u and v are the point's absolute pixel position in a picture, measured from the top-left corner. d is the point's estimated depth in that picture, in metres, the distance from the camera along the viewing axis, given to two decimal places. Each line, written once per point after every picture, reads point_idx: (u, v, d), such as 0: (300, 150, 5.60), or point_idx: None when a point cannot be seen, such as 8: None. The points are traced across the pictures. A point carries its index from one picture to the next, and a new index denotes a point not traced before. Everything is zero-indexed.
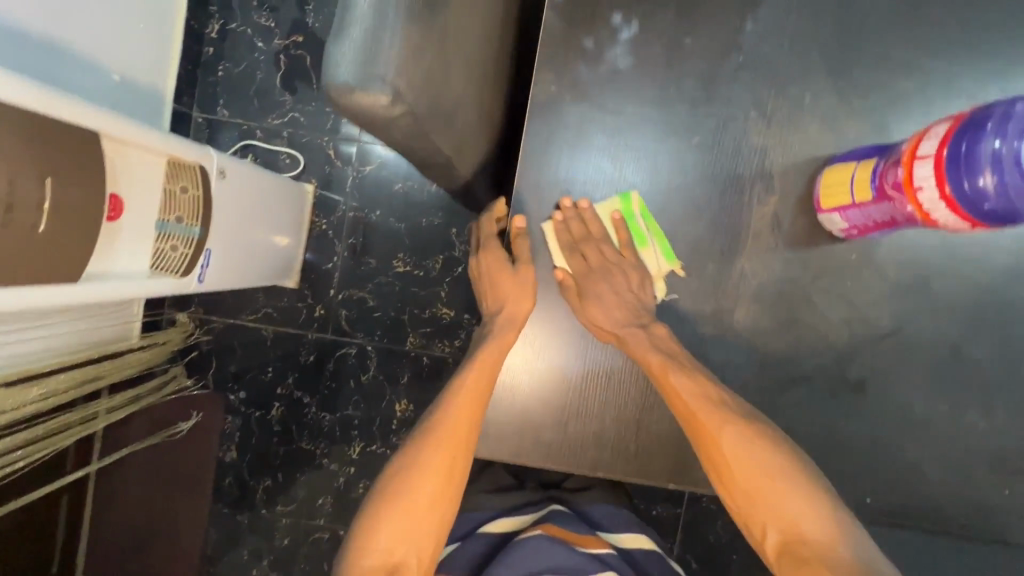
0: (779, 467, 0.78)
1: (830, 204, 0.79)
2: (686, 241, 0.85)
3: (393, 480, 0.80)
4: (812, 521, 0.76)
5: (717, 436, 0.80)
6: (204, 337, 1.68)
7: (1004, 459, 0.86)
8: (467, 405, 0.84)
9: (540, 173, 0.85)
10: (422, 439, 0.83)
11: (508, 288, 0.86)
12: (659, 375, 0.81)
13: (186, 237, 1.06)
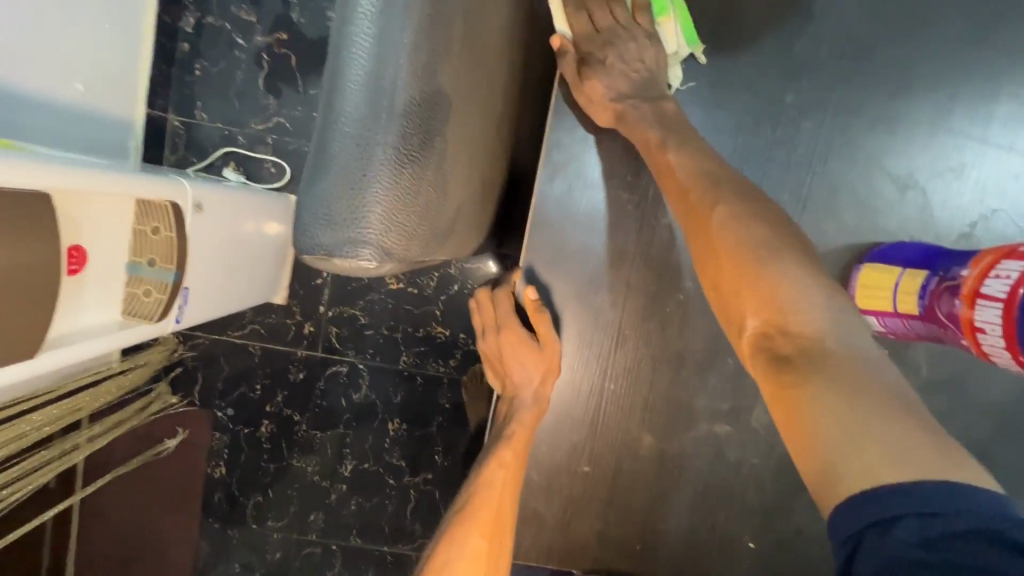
0: (795, 280, 0.61)
1: (869, 306, 0.75)
2: (707, 325, 0.80)
3: (432, 575, 0.73)
4: (805, 306, 0.60)
5: (709, 214, 0.68)
6: (187, 353, 1.60)
7: None
8: (502, 486, 0.78)
9: (554, 239, 0.80)
10: (459, 525, 0.77)
11: (531, 363, 0.81)
12: (700, 219, 0.69)
13: (160, 281, 0.97)
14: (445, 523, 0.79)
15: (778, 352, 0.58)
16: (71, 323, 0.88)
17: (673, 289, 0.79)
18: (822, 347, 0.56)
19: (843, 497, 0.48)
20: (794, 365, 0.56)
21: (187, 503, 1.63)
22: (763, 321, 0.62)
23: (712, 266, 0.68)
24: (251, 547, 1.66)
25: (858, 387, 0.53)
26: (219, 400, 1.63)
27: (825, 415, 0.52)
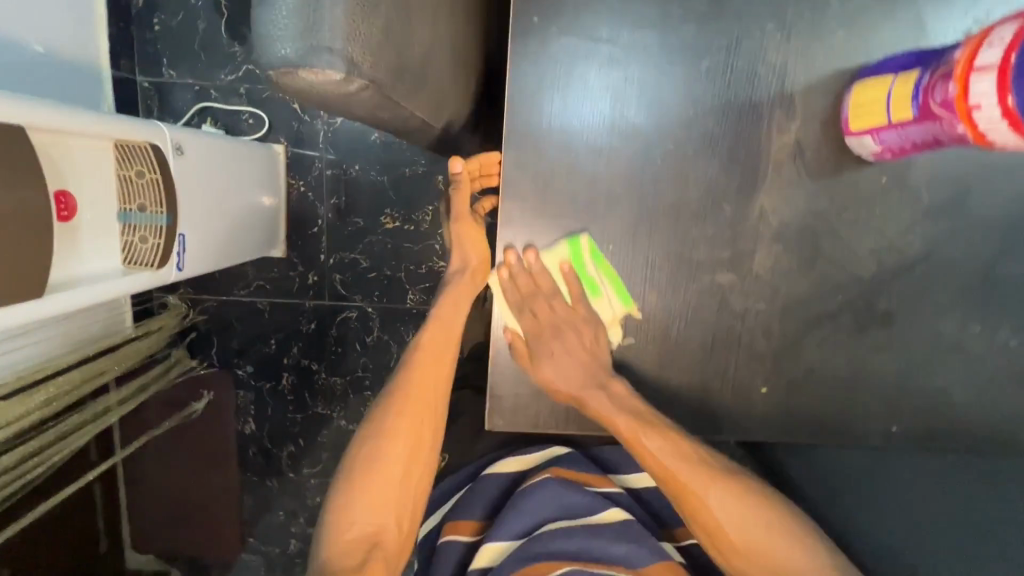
0: (797, 542, 0.70)
1: (861, 126, 0.63)
2: (697, 187, 0.68)
3: (360, 452, 0.82)
4: (809, 562, 0.69)
5: (701, 498, 0.71)
6: (199, 317, 1.63)
7: None
8: (430, 374, 0.85)
9: (530, 121, 0.66)
10: (387, 408, 0.84)
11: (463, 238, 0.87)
12: (629, 436, 0.70)
13: (153, 226, 0.97)
14: (374, 407, 0.86)
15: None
16: (75, 270, 0.90)
17: None
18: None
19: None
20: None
21: (224, 461, 1.69)
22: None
23: (716, 545, 0.72)
24: (293, 494, 1.73)
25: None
26: (237, 359, 1.66)
27: (724, 513, 0.71)
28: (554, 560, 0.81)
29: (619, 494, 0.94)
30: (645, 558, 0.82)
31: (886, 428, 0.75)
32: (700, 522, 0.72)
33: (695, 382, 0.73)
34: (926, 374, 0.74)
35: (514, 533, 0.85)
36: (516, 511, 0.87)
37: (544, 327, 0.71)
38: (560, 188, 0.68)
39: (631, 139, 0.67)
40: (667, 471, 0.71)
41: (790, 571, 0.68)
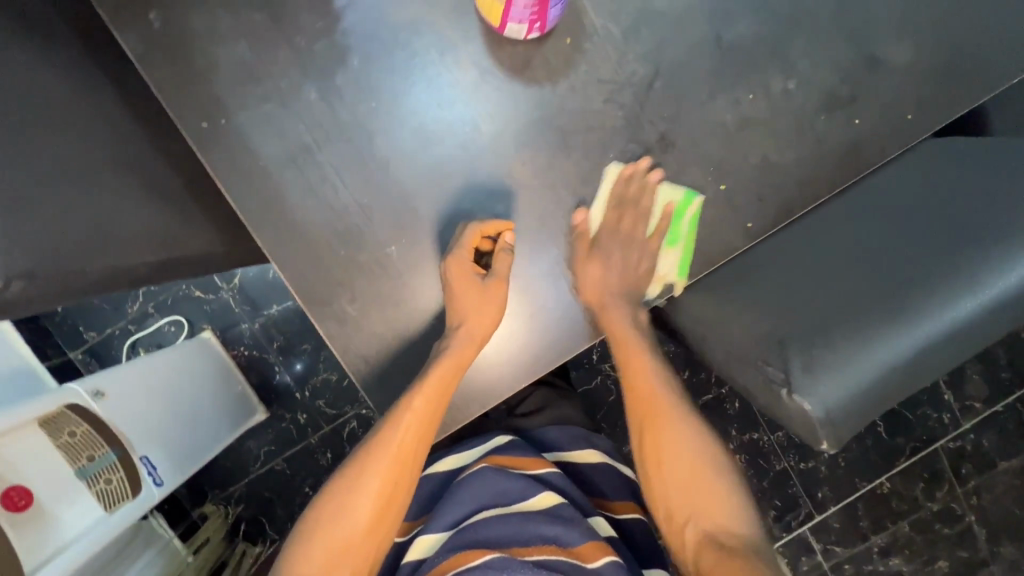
0: (714, 482, 0.77)
1: (497, 18, 0.66)
2: (425, 148, 0.71)
3: (324, 506, 0.73)
4: (732, 514, 0.75)
5: (671, 436, 0.80)
6: (238, 508, 1.72)
7: (877, 64, 0.73)
8: (414, 430, 0.72)
9: (267, 210, 0.69)
10: (362, 458, 0.75)
11: (466, 300, 0.71)
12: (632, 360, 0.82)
13: (110, 465, 1.08)
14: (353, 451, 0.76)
15: (724, 551, 0.71)
16: (57, 541, 0.98)
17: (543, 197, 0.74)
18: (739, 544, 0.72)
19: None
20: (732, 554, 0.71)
21: None
22: (708, 528, 0.75)
23: (659, 471, 0.79)
24: None
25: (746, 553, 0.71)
26: (290, 522, 1.73)
27: (682, 454, 0.79)
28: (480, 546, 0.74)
29: (557, 477, 0.88)
30: (579, 539, 0.77)
31: (744, 226, 0.74)
32: (653, 448, 0.80)
33: (549, 303, 0.74)
34: (738, 160, 0.73)
35: (447, 524, 0.80)
36: (450, 499, 0.82)
37: (619, 227, 0.76)
38: (318, 233, 0.70)
39: (345, 154, 0.70)
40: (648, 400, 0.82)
41: (711, 506, 0.76)
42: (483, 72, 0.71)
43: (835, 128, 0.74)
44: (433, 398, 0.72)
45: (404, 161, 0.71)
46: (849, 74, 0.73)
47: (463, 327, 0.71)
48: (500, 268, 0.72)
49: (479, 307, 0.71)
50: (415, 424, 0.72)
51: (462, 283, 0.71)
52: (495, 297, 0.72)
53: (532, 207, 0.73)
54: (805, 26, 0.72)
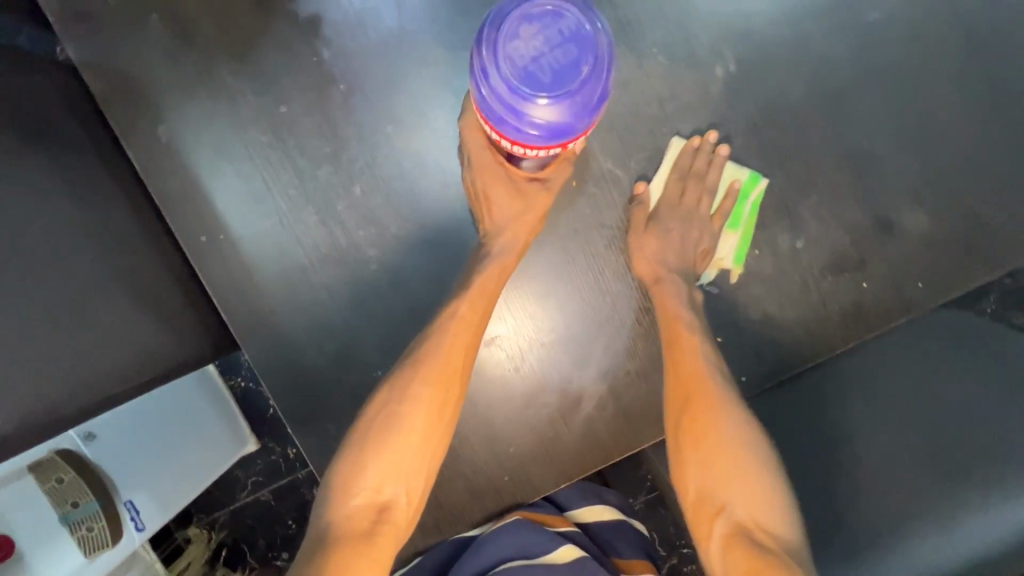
0: (744, 475, 0.61)
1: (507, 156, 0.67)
2: (421, 275, 0.71)
3: (378, 414, 0.62)
4: (777, 503, 0.59)
5: (713, 411, 0.65)
6: (222, 533, 1.74)
7: (890, 229, 0.71)
8: (464, 336, 0.66)
9: (259, 327, 0.70)
10: (403, 377, 0.64)
11: (499, 197, 0.67)
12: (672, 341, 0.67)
13: (93, 513, 1.09)
14: (393, 368, 0.66)
15: (761, 550, 0.55)
16: None
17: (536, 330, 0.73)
18: (778, 543, 0.56)
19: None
20: (769, 558, 0.54)
21: None
22: (742, 518, 0.59)
23: (696, 448, 0.64)
24: None
25: (783, 555, 0.55)
26: (270, 552, 1.74)
27: (728, 438, 0.63)
28: None
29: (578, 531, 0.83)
30: None
31: (738, 379, 0.72)
32: (692, 426, 0.65)
33: (530, 436, 0.74)
34: (735, 313, 0.72)
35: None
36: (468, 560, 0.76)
37: (678, 205, 0.72)
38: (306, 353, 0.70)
39: (341, 276, 0.70)
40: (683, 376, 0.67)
41: (757, 496, 0.60)
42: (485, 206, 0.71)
43: (840, 291, 0.72)
44: (479, 304, 0.67)
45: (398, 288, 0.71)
46: (860, 236, 0.71)
47: (499, 239, 0.68)
48: (552, 175, 0.67)
49: (511, 208, 0.67)
50: (462, 334, 0.65)
51: (509, 199, 0.67)
52: (539, 205, 0.68)
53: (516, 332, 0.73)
54: (819, 184, 0.71)
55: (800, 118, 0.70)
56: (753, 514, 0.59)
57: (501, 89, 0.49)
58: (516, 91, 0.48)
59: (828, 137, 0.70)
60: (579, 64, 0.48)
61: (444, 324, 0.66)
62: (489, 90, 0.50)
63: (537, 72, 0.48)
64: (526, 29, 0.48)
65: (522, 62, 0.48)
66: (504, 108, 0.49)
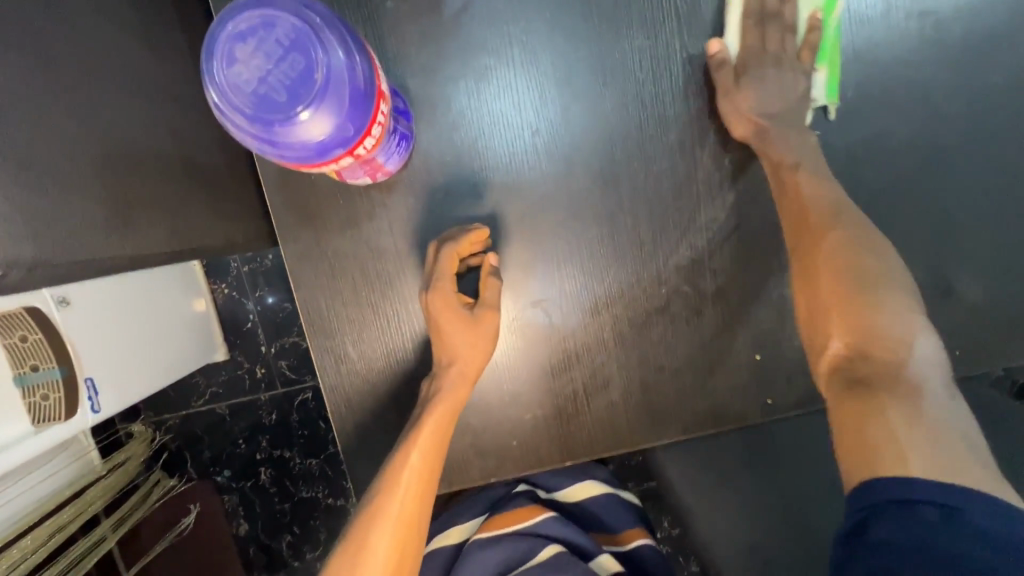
0: (879, 300, 0.63)
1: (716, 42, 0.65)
2: (485, 220, 0.68)
3: (336, 570, 0.59)
4: (895, 328, 0.61)
5: (824, 232, 0.65)
6: (167, 437, 1.68)
7: (952, 292, 0.72)
8: (412, 493, 0.63)
9: (308, 231, 0.66)
10: (362, 530, 0.60)
11: (458, 337, 0.66)
12: (816, 227, 0.65)
13: (50, 381, 1.02)
14: (341, 534, 0.62)
15: (858, 379, 0.60)
16: None
17: (587, 306, 0.70)
18: (887, 349, 0.60)
19: (869, 484, 0.53)
20: (863, 391, 0.59)
21: (229, 566, 1.72)
22: (850, 346, 0.62)
23: (825, 311, 0.64)
24: None
25: (927, 379, 0.59)
26: (213, 466, 1.70)
27: (841, 257, 0.64)
28: None
29: (555, 523, 0.91)
30: None
31: (764, 400, 0.73)
32: (805, 262, 0.66)
33: (549, 408, 0.72)
34: (781, 337, 0.72)
35: None
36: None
37: None
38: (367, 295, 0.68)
39: (402, 199, 0.66)
40: (812, 261, 0.65)
41: (869, 326, 0.61)
42: (567, 164, 0.67)
43: None
44: (433, 449, 0.65)
45: (499, 278, 0.69)
46: (919, 291, 0.72)
47: (454, 366, 0.66)
48: (489, 295, 0.67)
49: (469, 340, 0.66)
50: (417, 484, 0.63)
51: (451, 335, 0.65)
52: (487, 325, 0.66)
53: (561, 297, 0.70)
54: (896, 231, 0.70)
55: (902, 161, 0.69)
56: (870, 360, 0.61)
57: (239, 98, 0.40)
58: (254, 120, 0.40)
59: (922, 188, 0.69)
60: (313, 76, 0.40)
61: (392, 482, 0.63)
62: (224, 97, 0.40)
63: (270, 94, 0.40)
64: (243, 48, 0.40)
65: (249, 88, 0.40)
66: (256, 121, 0.40)
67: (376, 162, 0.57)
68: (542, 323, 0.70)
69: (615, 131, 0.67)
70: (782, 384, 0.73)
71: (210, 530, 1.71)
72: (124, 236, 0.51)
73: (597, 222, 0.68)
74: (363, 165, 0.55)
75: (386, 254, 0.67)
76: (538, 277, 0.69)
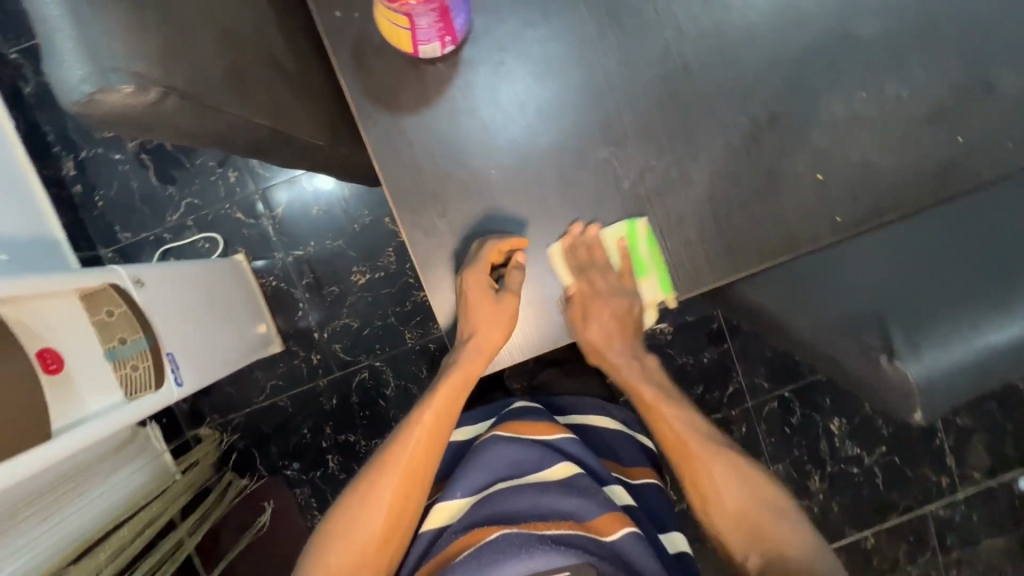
0: (770, 514, 0.74)
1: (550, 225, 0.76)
2: (545, 79, 0.73)
3: (350, 506, 0.75)
4: (788, 533, 0.72)
5: (710, 463, 0.78)
6: (233, 437, 1.70)
7: (993, 85, 0.75)
8: (422, 445, 0.77)
9: (385, 111, 0.71)
10: (375, 474, 0.76)
11: (481, 314, 0.74)
12: (655, 408, 0.82)
13: (138, 351, 1.05)
14: (359, 475, 0.78)
15: None
16: (78, 414, 0.99)
17: (658, 145, 0.74)
18: (755, 513, 0.74)
19: None
20: None
21: None
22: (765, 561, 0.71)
23: (682, 456, 0.79)
24: None
25: (767, 514, 0.74)
26: (282, 460, 1.71)
27: (732, 490, 0.76)
28: (498, 521, 0.70)
29: (573, 443, 0.82)
30: (596, 511, 0.72)
31: (833, 217, 0.75)
32: (691, 469, 0.78)
33: (629, 253, 0.75)
34: (839, 153, 0.75)
35: (468, 491, 0.75)
36: (465, 468, 0.77)
37: None
38: (434, 222, 0.74)
39: (466, 69, 0.72)
40: (676, 434, 0.80)
41: (768, 536, 0.72)
42: (613, 16, 0.72)
43: (937, 141, 0.75)
44: (443, 409, 0.80)
45: (563, 136, 0.73)
46: (961, 89, 0.75)
47: (470, 337, 0.75)
48: (512, 283, 0.75)
49: (488, 316, 0.74)
50: (424, 440, 0.77)
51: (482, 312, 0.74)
52: (509, 307, 0.74)
53: (634, 139, 0.74)
54: (928, 36, 0.74)
55: None
56: (770, 545, 0.71)
57: None
58: None
59: None
60: None
61: (407, 435, 0.78)
62: None
63: None
64: None
65: None
66: None
67: (447, 11, 0.64)
68: (611, 168, 0.74)
69: None
70: (850, 199, 0.75)
71: (285, 527, 1.69)
72: (239, 94, 0.56)
73: (646, 64, 0.73)
74: (433, 6, 0.62)
75: (460, 124, 0.72)
76: (607, 129, 0.74)
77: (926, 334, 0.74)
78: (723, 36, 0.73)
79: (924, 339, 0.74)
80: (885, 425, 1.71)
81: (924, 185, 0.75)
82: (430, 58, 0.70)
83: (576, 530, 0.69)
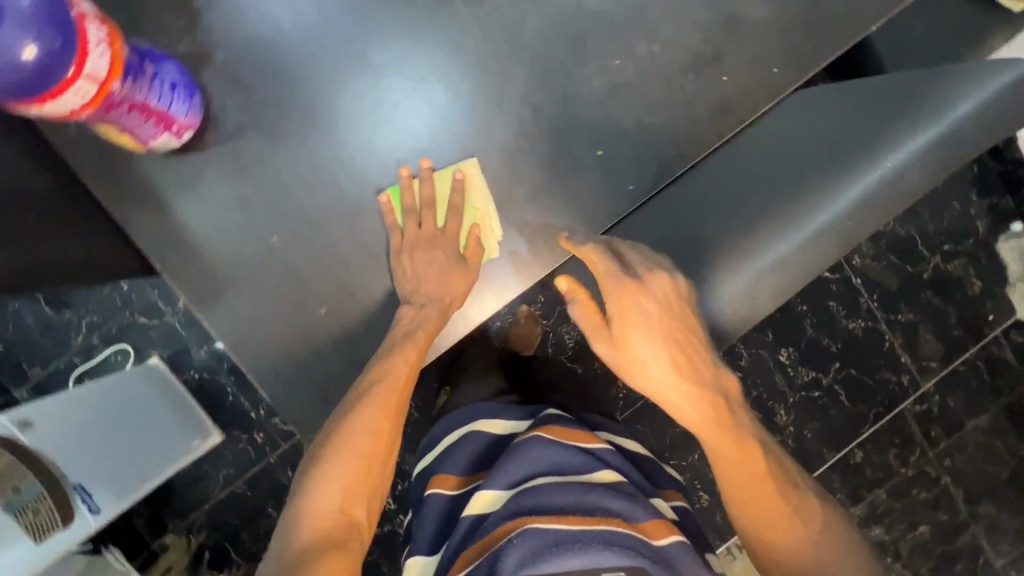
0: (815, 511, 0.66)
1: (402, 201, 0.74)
2: (303, 137, 0.72)
3: (335, 431, 0.68)
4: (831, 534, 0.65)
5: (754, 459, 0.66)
6: (201, 536, 1.68)
7: (740, 20, 0.75)
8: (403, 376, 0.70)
9: (150, 215, 0.70)
10: (356, 401, 0.69)
11: (446, 274, 0.73)
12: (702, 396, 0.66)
13: (37, 496, 1.04)
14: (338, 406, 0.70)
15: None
16: None
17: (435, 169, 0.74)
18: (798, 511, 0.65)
19: None
20: None
21: None
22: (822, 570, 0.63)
23: (728, 453, 0.66)
24: None
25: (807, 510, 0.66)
26: (255, 545, 1.69)
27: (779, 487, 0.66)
28: (543, 512, 0.65)
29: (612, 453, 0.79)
30: (643, 515, 0.68)
31: (625, 187, 0.76)
32: (737, 467, 0.66)
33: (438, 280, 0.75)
34: (613, 125, 0.75)
35: (508, 483, 0.72)
36: (510, 458, 0.74)
37: None
38: (234, 305, 0.72)
39: (218, 151, 0.71)
40: (724, 426, 0.66)
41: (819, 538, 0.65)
42: (351, 58, 0.72)
43: (703, 88, 0.76)
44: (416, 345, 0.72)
45: (337, 186, 0.73)
46: (710, 32, 0.75)
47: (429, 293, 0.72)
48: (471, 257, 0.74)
49: (454, 277, 0.73)
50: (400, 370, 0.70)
51: (447, 277, 0.73)
52: (467, 275, 0.74)
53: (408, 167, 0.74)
54: None
55: None
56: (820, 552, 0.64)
57: None
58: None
59: None
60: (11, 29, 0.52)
61: (381, 367, 0.70)
62: None
63: None
64: None
65: None
66: None
67: (152, 108, 0.62)
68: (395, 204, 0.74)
69: (376, 14, 0.72)
70: (636, 166, 0.76)
71: None
72: None
73: (396, 95, 0.73)
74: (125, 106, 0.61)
75: (231, 206, 0.72)
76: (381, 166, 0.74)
77: (729, 260, 0.71)
78: (464, 46, 0.73)
79: (730, 262, 0.71)
80: (833, 341, 1.58)
81: (703, 132, 0.76)
82: (174, 149, 0.70)
83: (623, 528, 0.65)
